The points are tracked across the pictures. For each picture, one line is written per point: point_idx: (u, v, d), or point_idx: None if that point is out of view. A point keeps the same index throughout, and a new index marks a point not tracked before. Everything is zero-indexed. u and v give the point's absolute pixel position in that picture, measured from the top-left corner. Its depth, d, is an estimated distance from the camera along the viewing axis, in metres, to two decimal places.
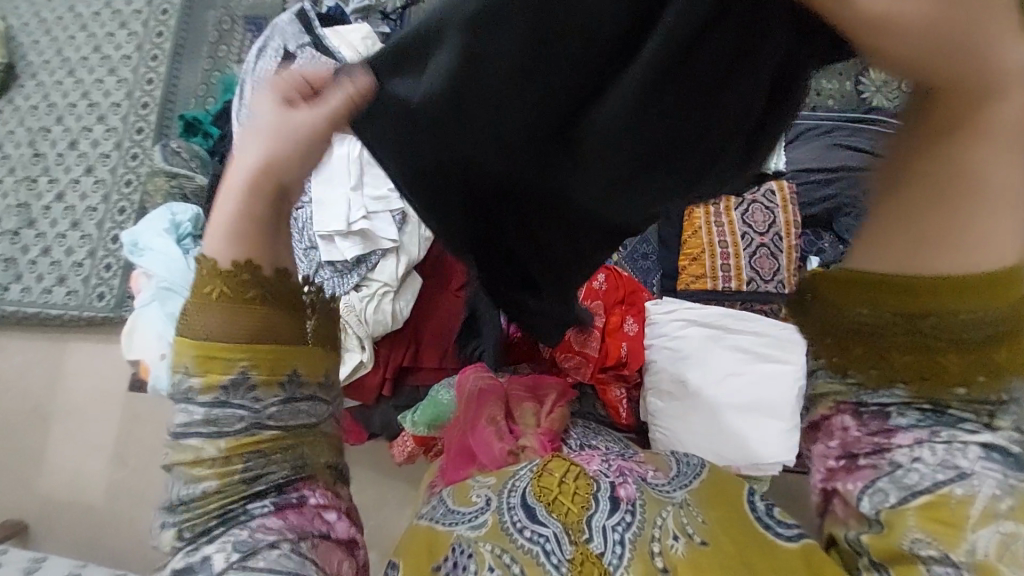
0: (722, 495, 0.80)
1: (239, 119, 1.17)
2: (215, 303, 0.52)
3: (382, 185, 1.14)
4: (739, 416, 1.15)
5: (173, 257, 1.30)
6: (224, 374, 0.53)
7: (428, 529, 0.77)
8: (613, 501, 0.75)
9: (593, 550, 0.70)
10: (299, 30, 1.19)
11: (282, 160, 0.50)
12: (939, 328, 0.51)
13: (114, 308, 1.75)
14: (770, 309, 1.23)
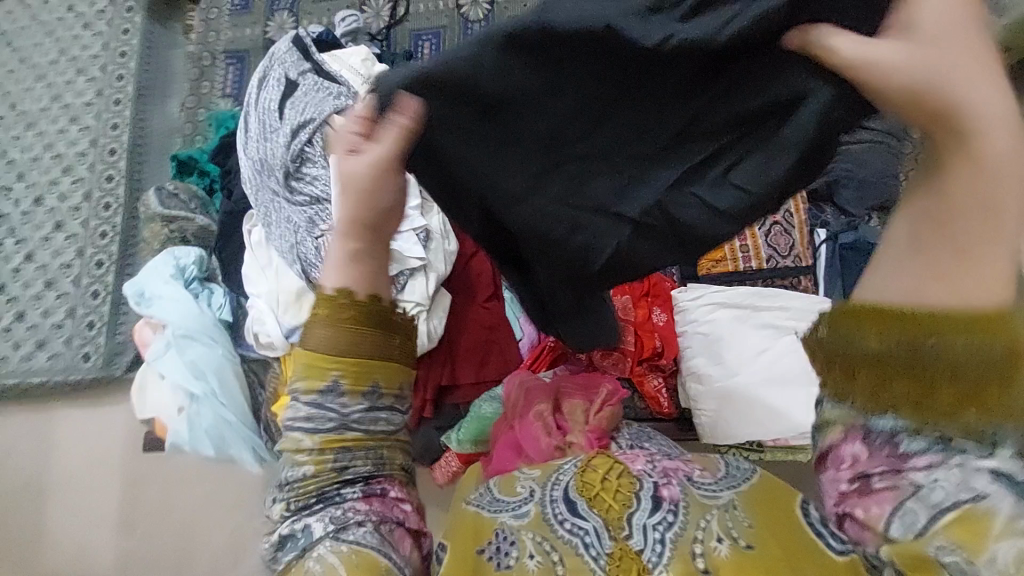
0: (775, 497, 0.72)
1: (246, 153, 1.14)
2: (323, 320, 0.59)
3: None
4: (779, 391, 1.17)
5: (183, 303, 1.24)
6: (322, 381, 0.59)
7: (476, 513, 0.75)
8: (654, 500, 0.69)
9: (633, 547, 0.65)
10: (298, 56, 1.16)
11: (364, 203, 0.58)
12: (946, 357, 0.45)
13: (102, 367, 1.65)
14: (790, 284, 1.27)
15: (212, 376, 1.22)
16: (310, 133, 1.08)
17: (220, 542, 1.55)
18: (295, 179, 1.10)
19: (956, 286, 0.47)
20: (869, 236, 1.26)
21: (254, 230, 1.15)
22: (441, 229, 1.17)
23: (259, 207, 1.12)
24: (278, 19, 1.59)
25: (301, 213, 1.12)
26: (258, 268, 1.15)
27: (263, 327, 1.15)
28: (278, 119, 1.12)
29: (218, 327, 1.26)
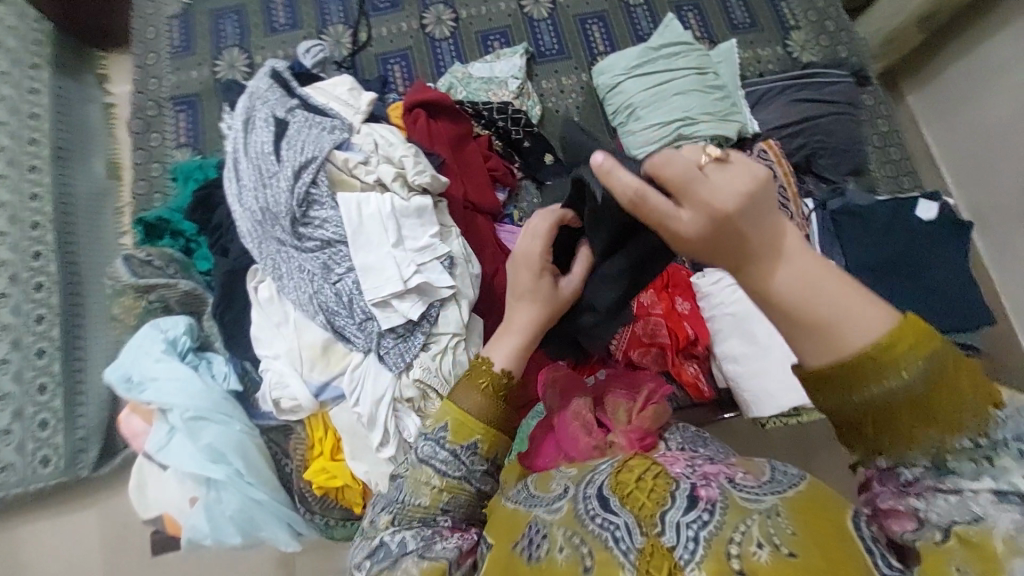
0: (821, 510, 0.54)
1: (240, 204, 1.03)
2: (482, 389, 0.75)
3: (421, 234, 1.07)
4: None
5: (182, 380, 1.10)
6: (467, 438, 0.73)
7: (513, 509, 0.69)
8: (691, 497, 0.57)
9: (665, 544, 0.55)
10: (281, 94, 1.11)
11: (523, 313, 0.81)
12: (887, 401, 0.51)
13: (66, 470, 1.40)
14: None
15: (232, 455, 1.08)
16: (314, 172, 1.03)
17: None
18: (302, 224, 1.03)
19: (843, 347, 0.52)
20: (855, 199, 1.36)
21: (260, 286, 1.04)
22: (463, 252, 1.13)
23: (265, 260, 1.03)
24: (227, 56, 1.46)
25: (313, 259, 1.04)
26: (271, 326, 1.05)
27: (285, 389, 1.04)
28: (273, 163, 1.04)
29: (228, 399, 1.13)
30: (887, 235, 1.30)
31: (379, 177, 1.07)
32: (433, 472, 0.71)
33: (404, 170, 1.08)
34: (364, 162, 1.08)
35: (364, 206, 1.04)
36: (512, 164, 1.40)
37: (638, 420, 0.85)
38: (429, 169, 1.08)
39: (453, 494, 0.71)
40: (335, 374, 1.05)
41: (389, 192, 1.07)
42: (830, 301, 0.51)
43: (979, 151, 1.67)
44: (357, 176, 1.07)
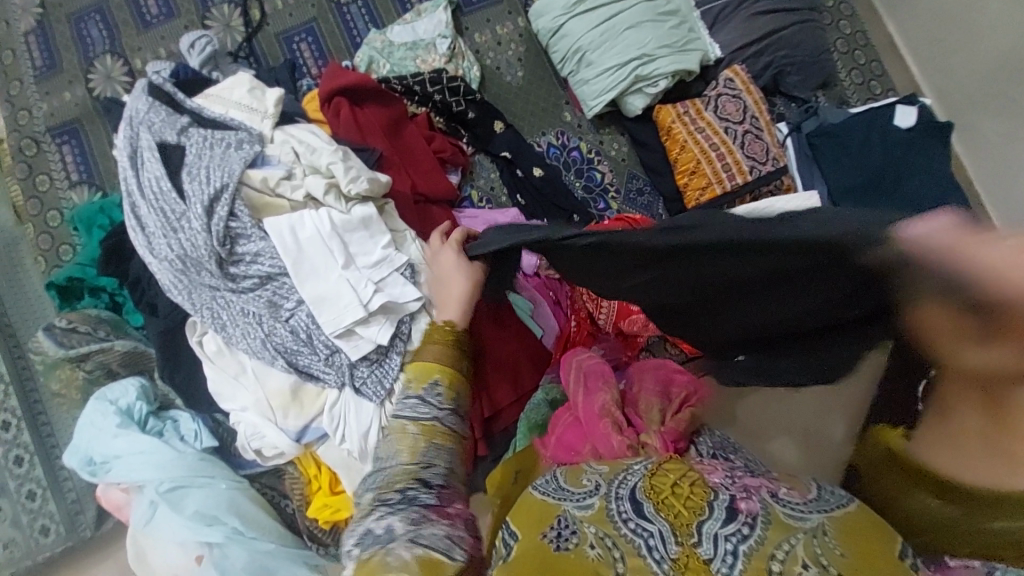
0: (874, 534, 0.55)
1: (154, 254, 0.89)
2: (437, 342, 0.82)
3: (372, 247, 0.95)
4: None
5: (148, 452, 1.01)
6: (428, 380, 0.77)
7: (540, 498, 0.67)
8: (731, 509, 0.58)
9: (702, 556, 0.56)
10: (168, 113, 0.93)
11: (450, 284, 0.87)
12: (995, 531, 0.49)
13: (67, 540, 1.09)
14: (775, 186, 1.25)
15: (225, 514, 1.01)
16: (229, 203, 0.88)
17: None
18: (232, 263, 0.90)
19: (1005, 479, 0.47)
20: (829, 118, 1.28)
21: (206, 340, 0.93)
22: (424, 256, 1.02)
23: (201, 310, 0.90)
24: (100, 66, 1.22)
25: (255, 300, 0.91)
26: (229, 379, 0.94)
27: (263, 440, 0.95)
28: (177, 200, 0.88)
29: (205, 458, 1.04)
30: (867, 152, 1.23)
31: (308, 191, 0.93)
32: (406, 422, 0.72)
33: (336, 178, 0.94)
34: (288, 177, 0.94)
35: (299, 229, 0.91)
36: (459, 141, 1.25)
37: (672, 422, 0.83)
38: (364, 172, 0.94)
39: (430, 437, 0.71)
40: (313, 416, 0.96)
41: (324, 207, 0.93)
42: None
43: (936, 35, 1.41)
44: (282, 195, 0.93)
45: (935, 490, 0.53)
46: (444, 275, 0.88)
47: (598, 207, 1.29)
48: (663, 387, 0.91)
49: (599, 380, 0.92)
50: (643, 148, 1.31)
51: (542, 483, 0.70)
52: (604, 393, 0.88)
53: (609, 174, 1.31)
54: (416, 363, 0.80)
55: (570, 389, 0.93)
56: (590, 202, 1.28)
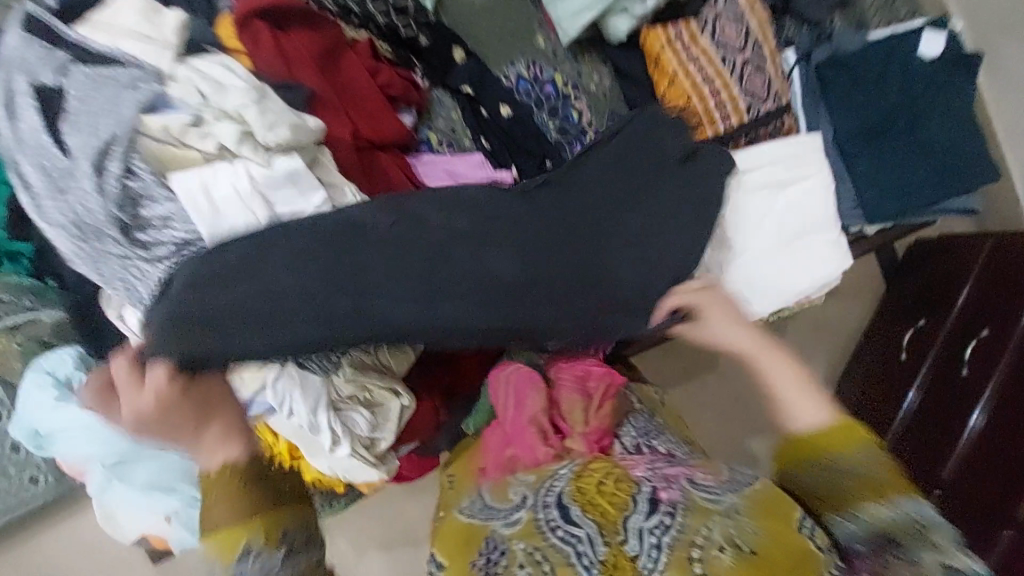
0: (776, 509, 0.73)
1: (46, 220, 0.78)
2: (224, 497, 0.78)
3: (305, 208, 0.83)
4: (794, 250, 1.07)
5: (89, 426, 0.94)
6: (237, 551, 0.76)
7: (467, 522, 0.77)
8: (652, 502, 0.72)
9: (629, 551, 0.70)
10: (40, 47, 0.78)
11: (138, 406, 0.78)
12: (844, 475, 0.76)
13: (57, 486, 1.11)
14: (773, 128, 1.14)
15: (181, 484, 0.97)
16: (123, 157, 0.77)
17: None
18: (138, 229, 0.79)
19: (799, 423, 0.80)
20: (842, 46, 1.16)
21: (124, 313, 0.84)
22: None
23: (111, 282, 0.81)
24: None
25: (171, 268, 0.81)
26: None
27: None
28: (62, 156, 0.76)
29: None
30: (883, 92, 1.13)
31: (219, 141, 0.79)
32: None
33: (249, 124, 0.80)
34: (196, 123, 0.80)
35: (213, 188, 0.78)
36: (412, 73, 1.10)
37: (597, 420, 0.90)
38: (285, 116, 0.81)
39: (273, 547, 0.77)
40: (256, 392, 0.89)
41: (240, 159, 0.79)
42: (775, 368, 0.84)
43: None
44: (191, 145, 0.80)
45: (809, 469, 0.79)
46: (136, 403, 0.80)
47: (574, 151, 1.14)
48: (579, 380, 0.93)
49: (526, 385, 0.91)
50: (627, 84, 1.15)
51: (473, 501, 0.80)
52: (533, 396, 0.89)
53: (588, 112, 1.13)
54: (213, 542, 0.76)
55: (499, 398, 0.91)
56: (564, 145, 1.13)
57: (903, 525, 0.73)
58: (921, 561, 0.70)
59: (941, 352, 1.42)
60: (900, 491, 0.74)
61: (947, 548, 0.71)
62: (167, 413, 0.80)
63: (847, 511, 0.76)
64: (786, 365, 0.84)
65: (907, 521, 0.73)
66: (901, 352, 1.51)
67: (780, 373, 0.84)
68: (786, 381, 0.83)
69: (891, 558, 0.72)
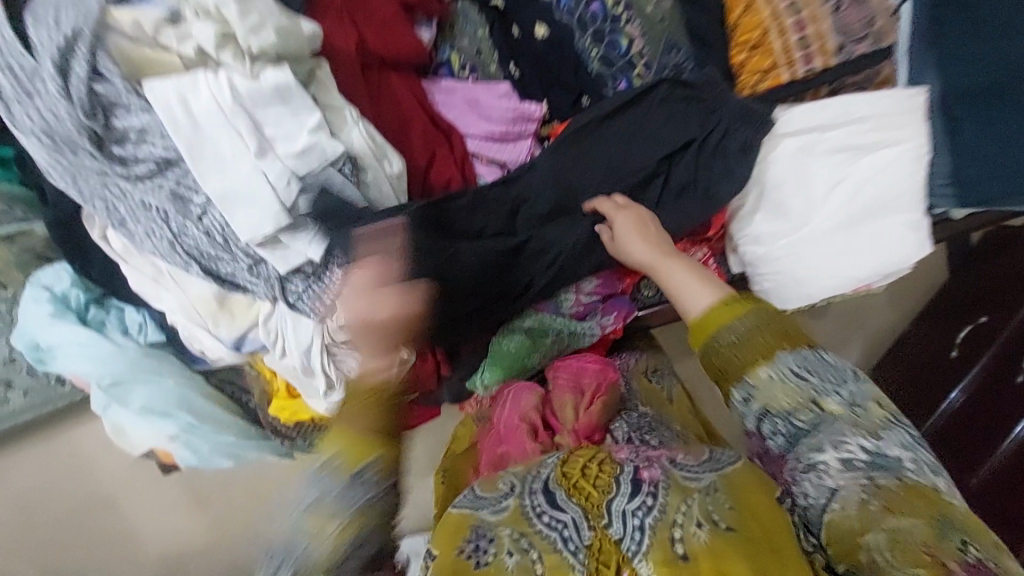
0: (758, 485, 0.59)
1: (17, 128, 0.71)
2: (357, 407, 0.57)
3: (296, 131, 0.74)
4: (861, 229, 0.91)
5: (86, 344, 0.94)
6: (356, 468, 0.56)
7: (455, 512, 0.66)
8: (634, 482, 0.61)
9: (613, 537, 0.59)
10: None
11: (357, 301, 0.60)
12: (727, 336, 0.63)
13: None
14: (865, 79, 0.96)
15: (176, 409, 0.97)
16: (88, 59, 0.67)
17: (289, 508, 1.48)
18: (114, 142, 0.72)
19: (683, 298, 0.70)
20: None
21: (109, 236, 0.79)
22: (371, 146, 0.80)
23: (91, 201, 0.74)
24: None
25: (149, 188, 0.74)
26: (148, 281, 0.82)
27: (201, 343, 0.88)
28: (26, 54, 0.68)
29: (150, 354, 0.96)
30: (1011, 42, 0.89)
31: (198, 44, 0.70)
32: (334, 509, 0.56)
33: (231, 26, 0.69)
34: (173, 21, 0.70)
35: (193, 101, 0.69)
36: None
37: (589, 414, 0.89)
38: (270, 18, 0.69)
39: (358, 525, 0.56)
40: (247, 327, 0.85)
41: (222, 69, 0.70)
42: (674, 269, 0.74)
43: None
44: (168, 47, 0.71)
45: (714, 356, 0.64)
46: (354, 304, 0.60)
47: (617, 86, 0.98)
48: (575, 380, 0.94)
49: (523, 388, 0.94)
50: (690, 9, 0.96)
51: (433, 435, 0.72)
52: (529, 398, 0.92)
53: (640, 39, 0.96)
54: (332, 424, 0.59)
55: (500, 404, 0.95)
56: (607, 80, 0.98)
57: (790, 388, 0.59)
58: (822, 462, 0.56)
59: (1001, 355, 1.27)
60: (788, 347, 0.61)
61: (847, 420, 0.57)
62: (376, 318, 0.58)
63: (738, 381, 0.62)
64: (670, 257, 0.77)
65: (800, 389, 0.59)
66: (951, 350, 1.35)
67: (671, 267, 0.75)
68: (682, 275, 0.72)
69: (795, 458, 0.58)
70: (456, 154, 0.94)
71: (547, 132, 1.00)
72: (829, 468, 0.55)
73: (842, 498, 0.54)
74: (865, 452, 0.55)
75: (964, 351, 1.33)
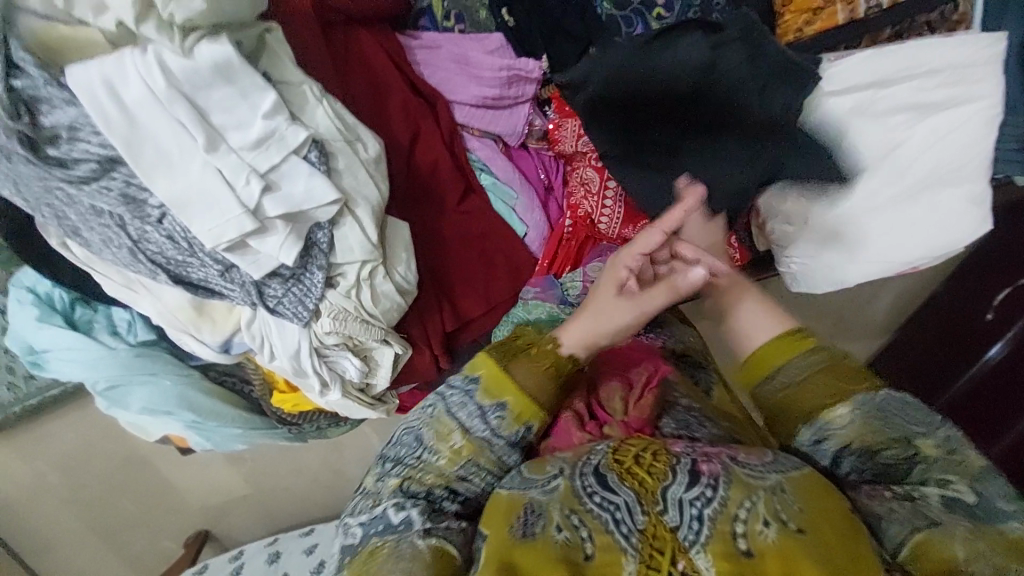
0: (827, 496, 0.51)
1: None
2: (539, 363, 0.66)
3: (249, 117, 0.64)
4: (913, 204, 0.78)
5: (77, 347, 0.91)
6: (496, 400, 0.65)
7: (511, 495, 0.58)
8: (692, 472, 0.53)
9: (668, 523, 0.51)
10: None
11: (606, 324, 0.67)
12: (784, 386, 0.61)
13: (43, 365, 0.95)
14: (937, 16, 0.80)
15: (177, 408, 0.96)
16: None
17: (312, 466, 1.55)
18: (48, 143, 0.63)
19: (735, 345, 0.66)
20: None
21: (72, 246, 0.72)
22: (342, 126, 0.70)
23: (39, 208, 0.67)
24: None
25: (101, 192, 0.66)
26: (121, 289, 0.77)
27: (189, 346, 0.84)
28: None
29: (141, 354, 0.94)
30: None
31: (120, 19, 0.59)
32: (453, 427, 0.64)
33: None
34: None
35: (124, 90, 0.60)
36: None
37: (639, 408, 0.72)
38: None
39: (472, 455, 0.63)
40: (230, 333, 0.80)
41: (150, 47, 0.59)
42: (744, 305, 0.67)
43: None
44: (89, 22, 0.61)
45: (781, 401, 0.61)
46: (611, 308, 0.67)
47: (633, 32, 0.83)
48: (624, 368, 0.78)
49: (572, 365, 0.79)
50: None
51: (399, 444, 0.66)
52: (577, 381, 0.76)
53: None
54: (493, 370, 0.66)
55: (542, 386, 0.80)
56: (620, 25, 0.83)
57: (872, 425, 0.56)
58: (922, 496, 0.52)
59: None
60: (861, 388, 0.58)
61: (936, 458, 0.54)
62: (617, 307, 0.66)
63: (806, 423, 0.59)
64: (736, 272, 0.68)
65: (889, 427, 0.56)
66: (987, 311, 1.23)
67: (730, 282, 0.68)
68: (741, 301, 0.67)
69: (890, 489, 0.53)
70: (443, 127, 0.84)
71: (548, 94, 0.88)
72: (928, 502, 0.51)
73: (945, 531, 0.48)
74: (970, 495, 0.51)
75: (1002, 311, 1.21)
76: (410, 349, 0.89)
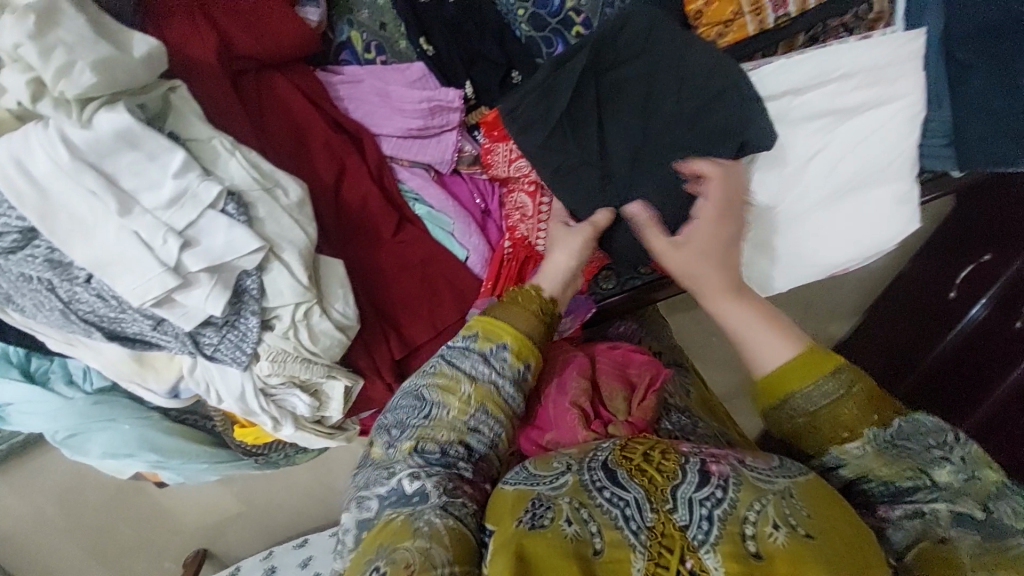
0: (834, 504, 0.48)
1: None
2: (526, 307, 0.69)
3: (160, 178, 0.64)
4: (841, 206, 0.78)
5: (35, 399, 0.93)
6: (494, 342, 0.66)
7: (515, 490, 0.53)
8: (702, 471, 0.50)
9: (677, 523, 0.47)
10: None
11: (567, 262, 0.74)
12: (803, 408, 0.60)
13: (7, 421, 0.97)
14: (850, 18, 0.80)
15: (138, 450, 0.98)
16: None
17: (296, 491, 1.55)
18: None
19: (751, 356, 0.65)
20: None
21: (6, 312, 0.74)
22: (260, 175, 0.71)
23: None
24: None
25: (25, 259, 0.67)
26: (63, 346, 0.78)
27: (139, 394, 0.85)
28: None
29: (99, 401, 0.96)
30: None
31: (17, 99, 0.60)
32: (461, 377, 0.63)
33: (38, 72, 0.58)
34: None
35: (31, 164, 0.61)
36: None
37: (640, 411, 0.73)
38: (82, 57, 0.58)
39: (480, 401, 0.63)
40: (176, 379, 0.82)
41: (51, 122, 0.60)
42: (755, 329, 0.66)
43: None
44: None
45: (798, 427, 0.61)
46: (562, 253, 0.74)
47: (553, 52, 0.83)
48: (621, 369, 0.79)
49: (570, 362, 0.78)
50: None
51: (398, 409, 0.64)
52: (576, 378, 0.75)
53: None
54: (489, 319, 0.67)
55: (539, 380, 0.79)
56: (538, 46, 0.83)
57: (887, 453, 0.55)
58: (930, 510, 0.51)
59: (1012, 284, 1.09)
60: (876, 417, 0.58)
61: (952, 487, 0.51)
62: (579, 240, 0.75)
63: (823, 448, 0.59)
64: (717, 272, 0.69)
65: (910, 452, 0.54)
66: (949, 290, 1.20)
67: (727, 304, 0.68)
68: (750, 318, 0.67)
69: (898, 507, 0.53)
70: (372, 160, 0.84)
71: (475, 119, 0.87)
72: (937, 518, 0.51)
73: (951, 544, 0.48)
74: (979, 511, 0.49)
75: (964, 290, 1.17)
76: (361, 380, 0.89)
